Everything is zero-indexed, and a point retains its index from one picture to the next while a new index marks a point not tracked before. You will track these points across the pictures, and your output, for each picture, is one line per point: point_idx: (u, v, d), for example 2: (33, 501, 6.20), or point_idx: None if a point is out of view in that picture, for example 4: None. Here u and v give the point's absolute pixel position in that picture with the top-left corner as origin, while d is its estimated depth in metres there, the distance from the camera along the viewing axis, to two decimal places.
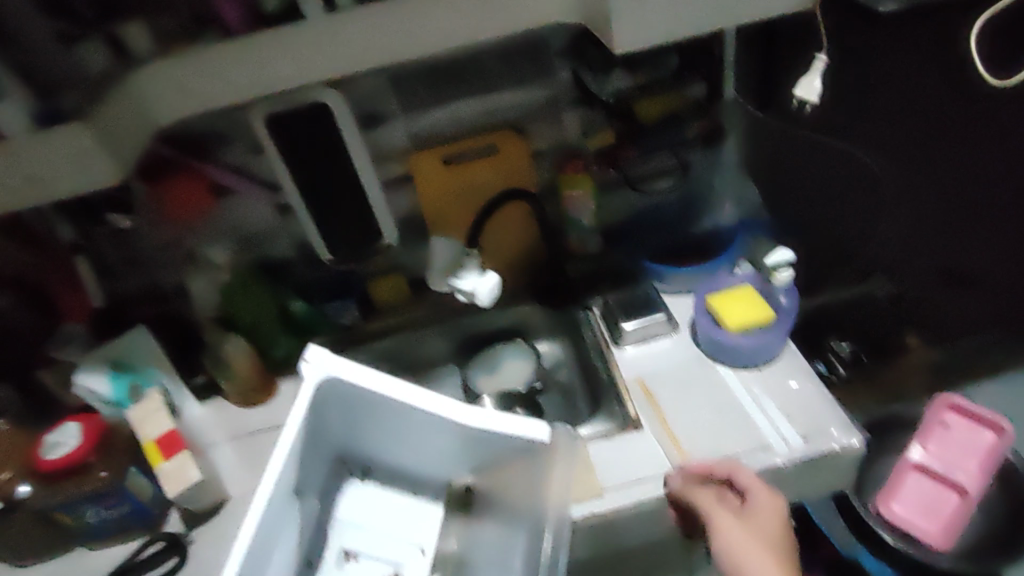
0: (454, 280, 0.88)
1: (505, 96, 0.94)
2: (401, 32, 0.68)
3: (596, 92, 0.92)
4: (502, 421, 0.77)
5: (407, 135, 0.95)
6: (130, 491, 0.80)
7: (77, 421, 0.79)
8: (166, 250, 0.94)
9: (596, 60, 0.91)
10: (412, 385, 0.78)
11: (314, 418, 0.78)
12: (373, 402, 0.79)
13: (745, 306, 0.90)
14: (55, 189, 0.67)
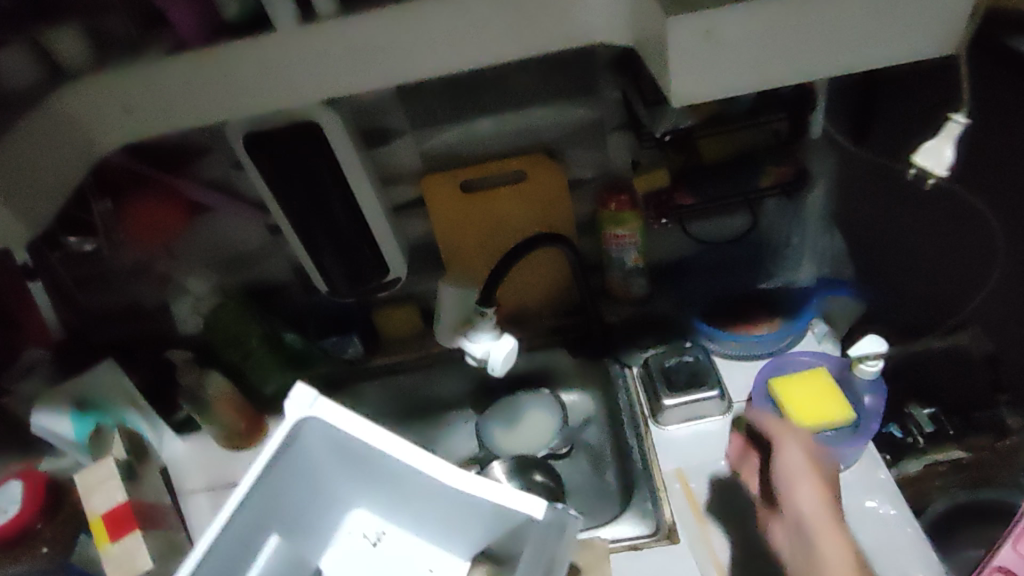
0: (465, 342, 0.75)
1: (538, 113, 0.77)
2: (398, 48, 0.53)
3: (647, 126, 0.74)
4: (497, 491, 0.63)
5: (418, 155, 0.79)
6: (77, 564, 0.69)
7: (19, 480, 0.70)
8: (139, 273, 0.82)
9: (653, 88, 0.72)
10: (407, 442, 0.65)
11: (299, 468, 0.68)
12: (364, 455, 0.68)
13: (813, 396, 0.74)
14: None
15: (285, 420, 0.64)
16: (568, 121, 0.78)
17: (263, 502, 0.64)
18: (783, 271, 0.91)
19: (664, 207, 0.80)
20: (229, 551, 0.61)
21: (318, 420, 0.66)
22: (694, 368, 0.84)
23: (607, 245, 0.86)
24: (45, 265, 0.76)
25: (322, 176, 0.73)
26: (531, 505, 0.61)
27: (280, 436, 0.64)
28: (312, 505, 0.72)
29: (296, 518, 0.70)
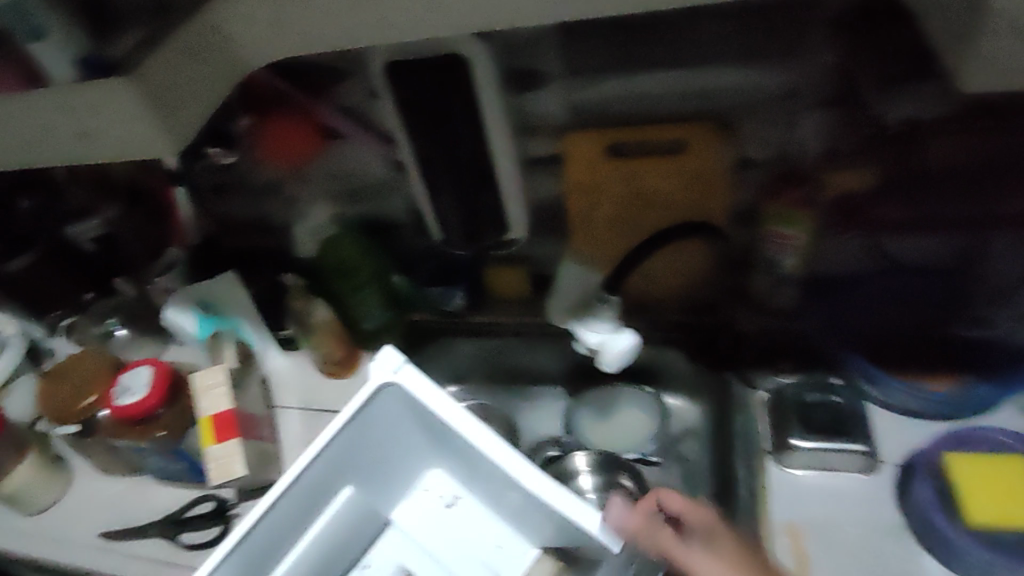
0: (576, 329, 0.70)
1: (728, 77, 0.63)
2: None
3: (871, 107, 0.60)
4: (572, 504, 0.57)
5: (564, 106, 0.69)
6: (186, 452, 0.75)
7: (149, 366, 0.74)
8: (270, 190, 0.80)
9: (901, 63, 0.55)
10: (489, 431, 0.60)
11: (376, 428, 0.64)
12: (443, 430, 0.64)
13: (994, 485, 0.62)
14: (107, 155, 0.54)
15: (368, 384, 0.61)
16: (760, 89, 0.63)
17: (340, 457, 0.62)
18: (1007, 317, 0.69)
19: (853, 215, 0.66)
20: (297, 503, 0.60)
21: (401, 389, 0.61)
22: (840, 412, 0.72)
23: (764, 242, 0.71)
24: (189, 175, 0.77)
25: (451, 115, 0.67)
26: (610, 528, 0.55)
27: (360, 400, 0.60)
28: (393, 456, 0.69)
29: (380, 469, 0.68)
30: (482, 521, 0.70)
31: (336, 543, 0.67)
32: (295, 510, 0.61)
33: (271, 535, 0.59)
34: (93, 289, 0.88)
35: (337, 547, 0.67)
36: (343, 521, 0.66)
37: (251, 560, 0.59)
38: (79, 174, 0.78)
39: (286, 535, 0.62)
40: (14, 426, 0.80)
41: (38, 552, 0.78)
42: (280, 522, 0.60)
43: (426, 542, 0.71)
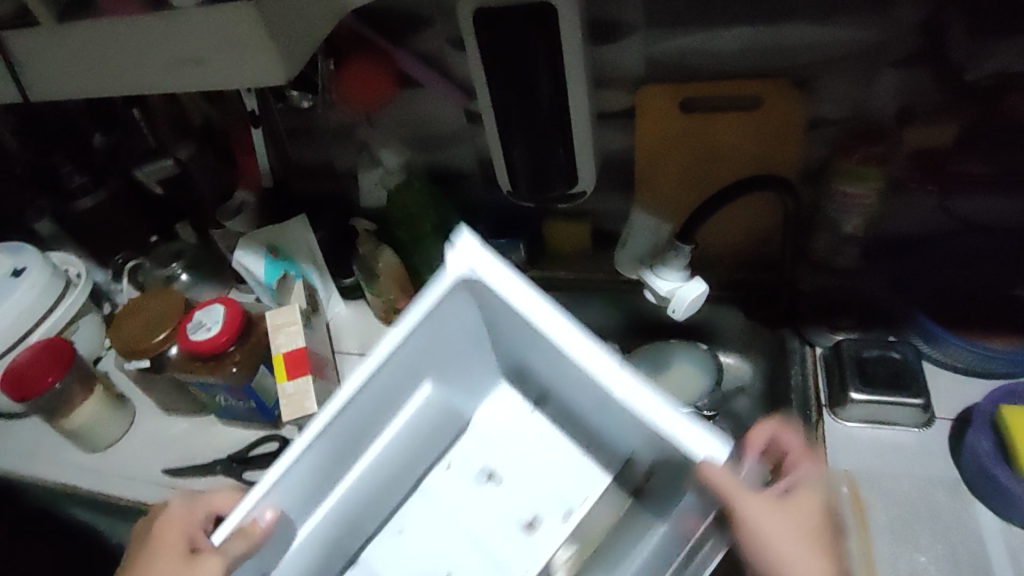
0: (650, 276, 0.69)
1: (814, 33, 0.65)
2: None
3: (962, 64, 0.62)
4: (665, 417, 0.50)
5: (643, 59, 0.70)
6: (255, 390, 0.77)
7: (222, 304, 0.76)
8: (346, 135, 0.83)
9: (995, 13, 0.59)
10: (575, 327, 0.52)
11: (447, 326, 0.59)
12: (523, 333, 0.58)
13: None
14: (221, 81, 0.56)
15: (440, 280, 0.55)
16: (838, 46, 0.65)
17: (416, 352, 0.59)
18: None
19: (935, 170, 0.69)
20: (367, 404, 0.58)
21: (481, 282, 0.54)
22: (898, 369, 0.71)
23: (830, 199, 0.72)
24: (265, 116, 0.80)
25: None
26: (712, 438, 0.49)
27: (431, 298, 0.55)
28: (469, 351, 0.65)
29: (453, 364, 0.65)
30: (571, 424, 0.66)
31: (411, 443, 0.65)
32: (364, 412, 0.58)
33: (343, 436, 0.57)
34: (158, 231, 0.94)
35: (412, 448, 0.66)
36: (418, 420, 0.65)
37: (323, 462, 0.57)
38: (158, 109, 0.85)
39: (357, 437, 0.60)
40: (84, 362, 0.81)
41: (108, 488, 0.80)
42: (350, 424, 0.57)
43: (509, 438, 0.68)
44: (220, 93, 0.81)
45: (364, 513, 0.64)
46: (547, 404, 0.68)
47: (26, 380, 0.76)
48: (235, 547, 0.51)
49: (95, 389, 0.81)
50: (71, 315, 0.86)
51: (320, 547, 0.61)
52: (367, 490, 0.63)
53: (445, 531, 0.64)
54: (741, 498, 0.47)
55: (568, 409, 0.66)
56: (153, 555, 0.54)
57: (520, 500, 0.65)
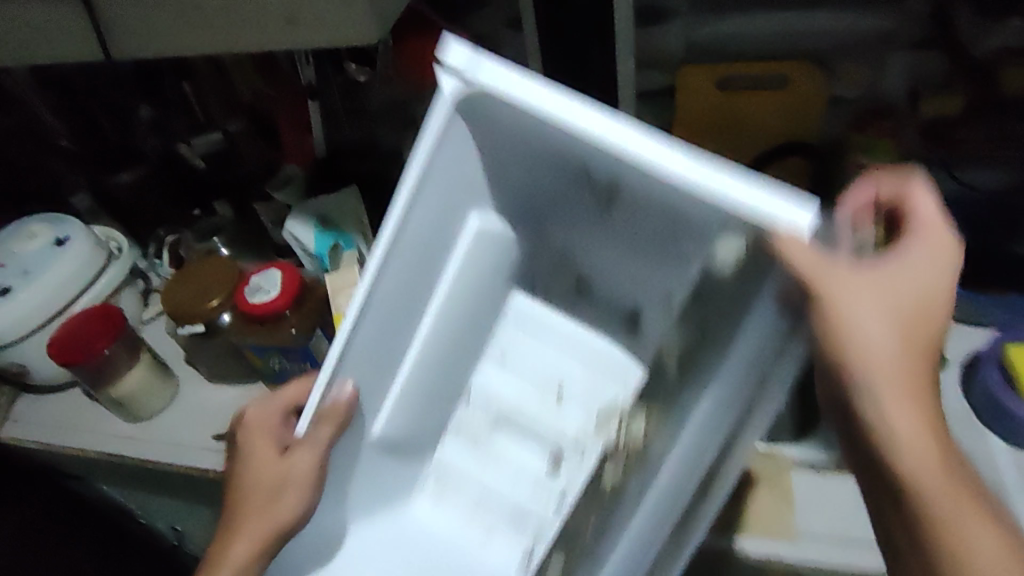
0: None
1: (829, 19, 0.74)
2: None
3: (967, 45, 0.71)
4: (743, 191, 0.38)
5: (683, 43, 0.79)
6: (313, 352, 0.78)
7: (280, 270, 0.77)
8: (394, 112, 0.86)
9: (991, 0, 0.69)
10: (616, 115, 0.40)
11: (463, 160, 0.53)
12: (551, 138, 0.48)
13: None
14: (313, 39, 0.59)
15: (432, 113, 0.48)
16: (856, 30, 0.74)
17: (445, 188, 0.54)
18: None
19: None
20: (405, 263, 0.55)
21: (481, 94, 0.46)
22: None
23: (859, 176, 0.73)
24: (325, 88, 0.85)
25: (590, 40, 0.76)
26: (788, 212, 0.37)
27: (424, 142, 0.49)
28: (512, 172, 0.57)
29: (506, 187, 0.58)
30: (647, 228, 0.52)
31: (479, 272, 0.63)
32: (406, 276, 0.57)
33: (397, 289, 0.56)
34: (200, 206, 0.93)
35: (476, 284, 0.63)
36: (482, 254, 0.62)
37: (385, 324, 0.58)
38: (207, 85, 0.87)
39: (412, 293, 0.59)
40: (131, 331, 0.81)
41: (156, 456, 0.80)
42: (399, 284, 0.57)
43: (583, 255, 0.61)
44: (276, 68, 0.83)
45: (456, 343, 0.65)
46: (607, 223, 0.56)
47: (73, 346, 0.75)
48: (322, 429, 0.57)
49: (142, 358, 0.81)
50: (113, 286, 0.86)
51: (422, 383, 0.64)
52: (446, 325, 0.63)
53: (539, 362, 0.66)
54: (822, 273, 0.39)
55: (641, 219, 0.52)
56: (246, 455, 0.60)
57: (619, 300, 0.62)
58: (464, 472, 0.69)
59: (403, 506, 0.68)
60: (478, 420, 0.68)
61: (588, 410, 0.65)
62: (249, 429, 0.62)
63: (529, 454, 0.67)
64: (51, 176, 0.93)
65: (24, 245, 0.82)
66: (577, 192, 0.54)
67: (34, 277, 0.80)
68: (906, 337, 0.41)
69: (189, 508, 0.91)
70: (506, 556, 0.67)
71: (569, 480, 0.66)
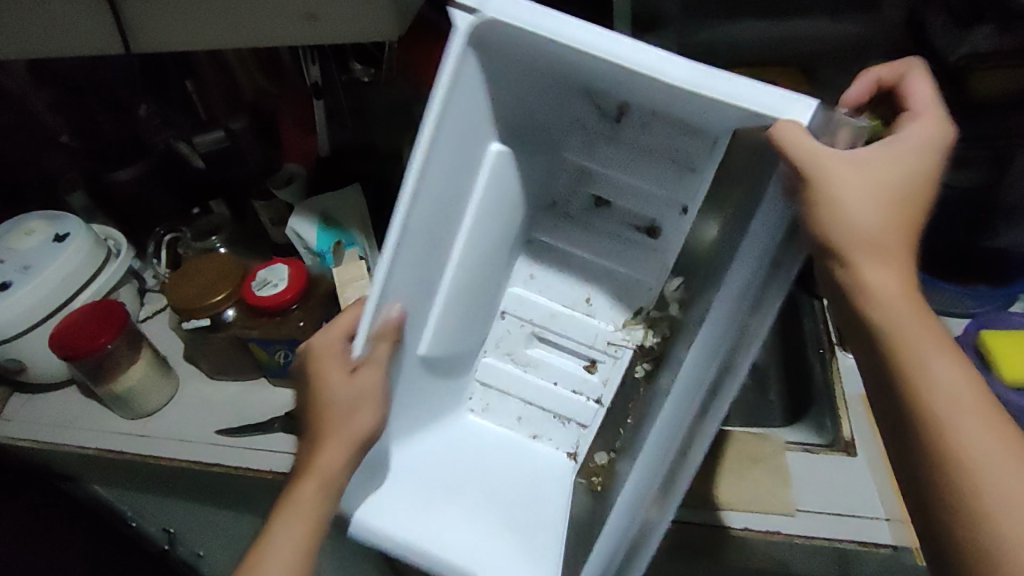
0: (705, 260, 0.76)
1: (812, 27, 0.79)
2: None
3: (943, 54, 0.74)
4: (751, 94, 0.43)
5: (677, 49, 0.83)
6: None
7: (287, 264, 0.78)
8: (393, 113, 0.87)
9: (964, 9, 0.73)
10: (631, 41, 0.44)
11: (476, 93, 0.53)
12: (563, 59, 0.50)
13: None
14: (333, 34, 0.63)
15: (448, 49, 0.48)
16: (835, 37, 0.80)
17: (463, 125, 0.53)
18: (1017, 232, 0.80)
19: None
20: (438, 192, 0.54)
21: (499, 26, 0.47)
22: None
23: None
24: (329, 87, 0.86)
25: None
26: (789, 106, 0.43)
27: (447, 69, 0.48)
28: (528, 97, 0.58)
29: (520, 111, 0.59)
30: (657, 135, 0.59)
31: (502, 200, 0.63)
32: (440, 202, 0.55)
33: (426, 229, 0.55)
34: (198, 205, 0.93)
35: (501, 210, 0.64)
36: (502, 179, 0.62)
37: (422, 253, 0.56)
38: (211, 84, 0.89)
39: (443, 222, 0.58)
40: (133, 326, 0.81)
41: (157, 451, 0.79)
42: (433, 211, 0.55)
43: (601, 166, 0.65)
44: (281, 68, 0.86)
45: (486, 266, 0.66)
46: (618, 137, 0.61)
47: (78, 340, 0.76)
48: (382, 348, 0.55)
49: (144, 354, 0.81)
50: (112, 284, 0.86)
51: (456, 306, 0.65)
52: (474, 249, 0.63)
53: (568, 275, 0.71)
54: (815, 152, 0.41)
55: (654, 128, 0.58)
56: (320, 381, 0.56)
57: (636, 211, 0.66)
58: (507, 385, 0.72)
59: (455, 420, 0.71)
60: (515, 333, 0.71)
61: (619, 315, 0.70)
62: (320, 354, 0.57)
63: (568, 361, 0.72)
64: (45, 173, 0.93)
65: (21, 241, 0.82)
66: (586, 108, 0.60)
67: (34, 273, 0.79)
68: (893, 215, 0.43)
69: (184, 508, 0.90)
70: (554, 451, 0.72)
71: (608, 381, 0.71)
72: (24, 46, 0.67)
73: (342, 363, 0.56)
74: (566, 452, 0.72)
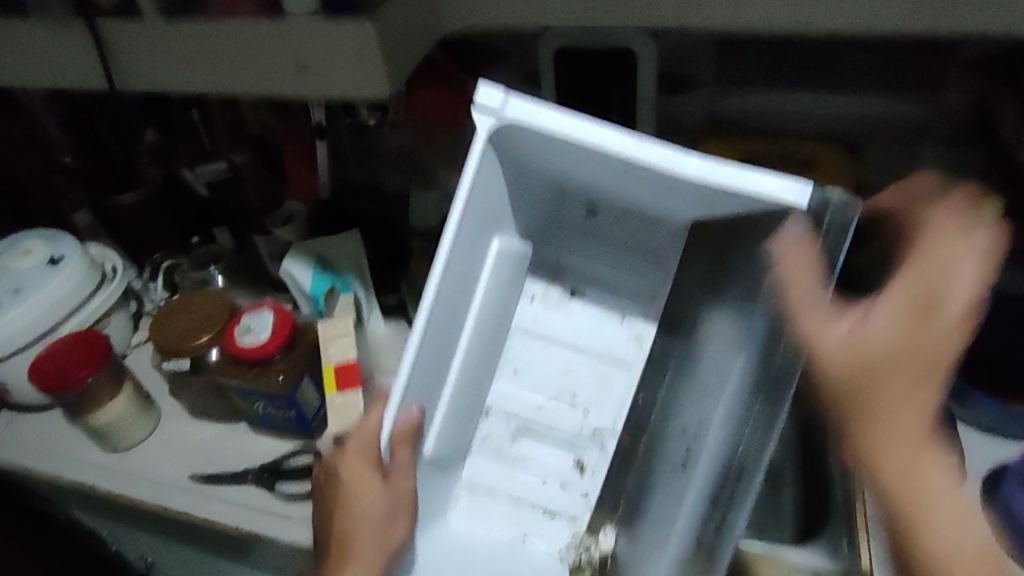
0: None
1: (855, 102, 0.72)
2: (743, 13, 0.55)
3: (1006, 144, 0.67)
4: (750, 183, 0.43)
5: (708, 114, 0.76)
6: (297, 401, 0.74)
7: (272, 311, 0.74)
8: (401, 158, 0.85)
9: None
10: (634, 140, 0.44)
11: (493, 186, 0.52)
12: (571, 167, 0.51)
13: None
14: (326, 89, 0.59)
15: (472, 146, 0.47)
16: (888, 116, 0.72)
17: (478, 216, 0.53)
18: None
19: None
20: (451, 289, 0.54)
21: (521, 127, 0.46)
22: None
23: None
24: (334, 129, 0.84)
25: (611, 95, 0.74)
26: (789, 192, 0.42)
27: (468, 176, 0.47)
28: (527, 193, 0.58)
29: (524, 208, 0.60)
30: (626, 226, 0.60)
31: (502, 284, 0.63)
32: (454, 292, 0.55)
33: (442, 324, 0.55)
34: (198, 234, 0.92)
35: (503, 299, 0.63)
36: (505, 271, 0.62)
37: (432, 352, 0.55)
38: (217, 117, 0.87)
39: (453, 317, 0.56)
40: (116, 359, 0.78)
41: (126, 491, 0.76)
42: (446, 305, 0.54)
43: (576, 259, 0.65)
44: (286, 106, 0.83)
45: (487, 357, 0.64)
46: (594, 232, 0.62)
47: (58, 373, 0.73)
48: (403, 450, 0.54)
49: (126, 388, 0.78)
50: (104, 310, 0.83)
51: (459, 404, 0.63)
52: (480, 343, 0.62)
53: (550, 365, 0.66)
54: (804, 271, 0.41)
55: (624, 222, 0.60)
56: (350, 489, 0.54)
57: (615, 303, 0.65)
58: (492, 483, 0.68)
59: (439, 525, 0.65)
60: (500, 429, 0.67)
61: (613, 408, 0.67)
62: (346, 455, 0.56)
63: (553, 454, 0.68)
64: (53, 190, 0.93)
65: (17, 260, 0.80)
66: (565, 201, 0.61)
67: (22, 296, 0.77)
68: (876, 360, 0.38)
69: (158, 542, 0.88)
70: (547, 552, 0.67)
71: (593, 471, 0.68)
72: (36, 70, 0.68)
73: (371, 466, 0.55)
74: (558, 552, 0.67)
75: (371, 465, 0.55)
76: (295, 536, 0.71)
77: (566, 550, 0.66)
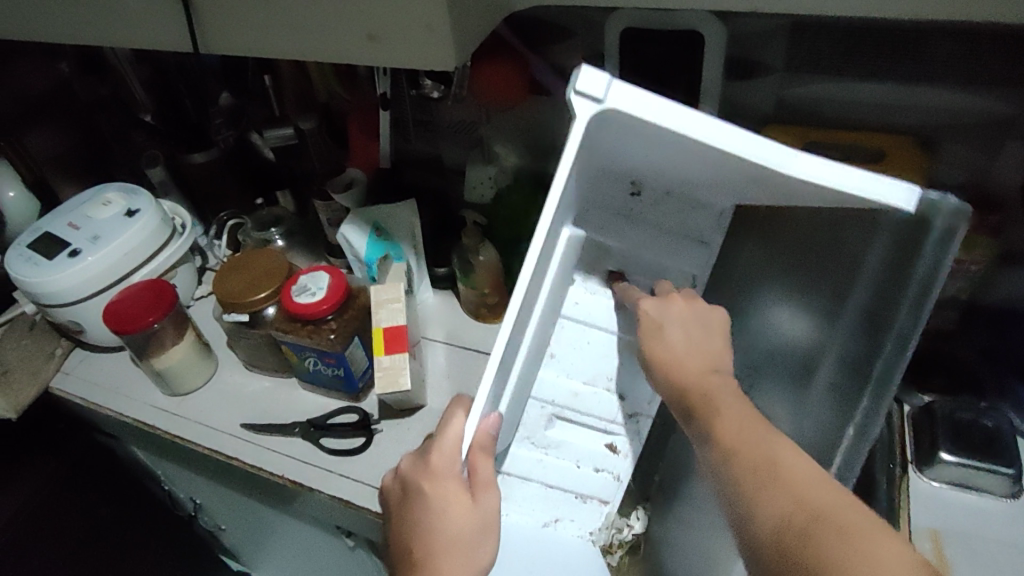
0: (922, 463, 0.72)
1: (933, 97, 0.68)
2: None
3: None
4: (856, 180, 0.43)
5: (774, 100, 0.74)
6: (347, 360, 0.77)
7: (328, 273, 0.77)
8: (461, 131, 0.87)
9: None
10: (740, 132, 0.42)
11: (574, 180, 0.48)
12: (646, 158, 0.48)
13: None
14: (396, 56, 0.61)
15: (570, 140, 0.42)
16: (965, 112, 0.68)
17: (562, 208, 0.49)
18: None
19: None
20: (531, 287, 0.50)
21: (623, 118, 0.42)
22: (994, 437, 0.70)
23: None
24: (396, 97, 0.84)
25: (674, 79, 0.73)
26: (894, 192, 0.44)
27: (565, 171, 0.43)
28: (595, 182, 0.54)
29: (579, 201, 0.56)
30: (669, 217, 0.58)
31: (562, 269, 0.59)
32: (532, 287, 0.51)
33: (521, 322, 0.51)
34: (262, 196, 0.99)
35: (559, 286, 0.60)
36: (565, 260, 0.59)
37: (508, 356, 0.52)
38: (286, 84, 0.89)
39: (526, 317, 0.53)
40: (180, 308, 0.82)
41: (182, 433, 0.81)
42: (527, 304, 0.51)
43: (625, 247, 0.61)
44: (353, 74, 0.84)
45: (537, 350, 0.62)
46: (633, 220, 0.59)
47: (128, 316, 0.76)
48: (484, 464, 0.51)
49: (188, 335, 0.83)
50: (171, 262, 0.88)
51: (515, 400, 0.60)
52: (537, 337, 0.59)
53: (591, 351, 0.66)
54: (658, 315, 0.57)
55: (665, 208, 0.56)
56: (434, 503, 0.51)
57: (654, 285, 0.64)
58: (527, 469, 0.67)
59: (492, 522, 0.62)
60: (535, 416, 0.66)
61: (643, 398, 0.69)
62: (431, 472, 0.51)
63: (587, 439, 0.70)
64: (133, 146, 0.98)
65: (98, 211, 0.85)
66: (606, 190, 0.56)
67: (102, 241, 0.81)
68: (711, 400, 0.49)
69: (208, 484, 0.93)
70: (579, 533, 0.71)
71: (626, 453, 0.71)
72: (131, 33, 0.72)
73: (459, 486, 0.51)
74: (587, 529, 0.72)
75: (457, 484, 0.51)
76: (340, 489, 0.74)
77: (597, 532, 0.72)
